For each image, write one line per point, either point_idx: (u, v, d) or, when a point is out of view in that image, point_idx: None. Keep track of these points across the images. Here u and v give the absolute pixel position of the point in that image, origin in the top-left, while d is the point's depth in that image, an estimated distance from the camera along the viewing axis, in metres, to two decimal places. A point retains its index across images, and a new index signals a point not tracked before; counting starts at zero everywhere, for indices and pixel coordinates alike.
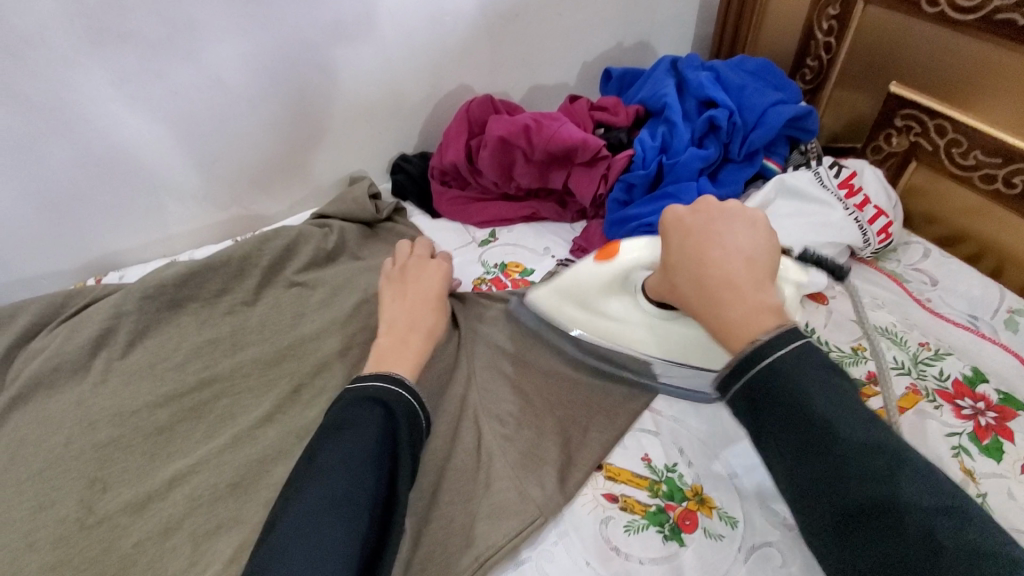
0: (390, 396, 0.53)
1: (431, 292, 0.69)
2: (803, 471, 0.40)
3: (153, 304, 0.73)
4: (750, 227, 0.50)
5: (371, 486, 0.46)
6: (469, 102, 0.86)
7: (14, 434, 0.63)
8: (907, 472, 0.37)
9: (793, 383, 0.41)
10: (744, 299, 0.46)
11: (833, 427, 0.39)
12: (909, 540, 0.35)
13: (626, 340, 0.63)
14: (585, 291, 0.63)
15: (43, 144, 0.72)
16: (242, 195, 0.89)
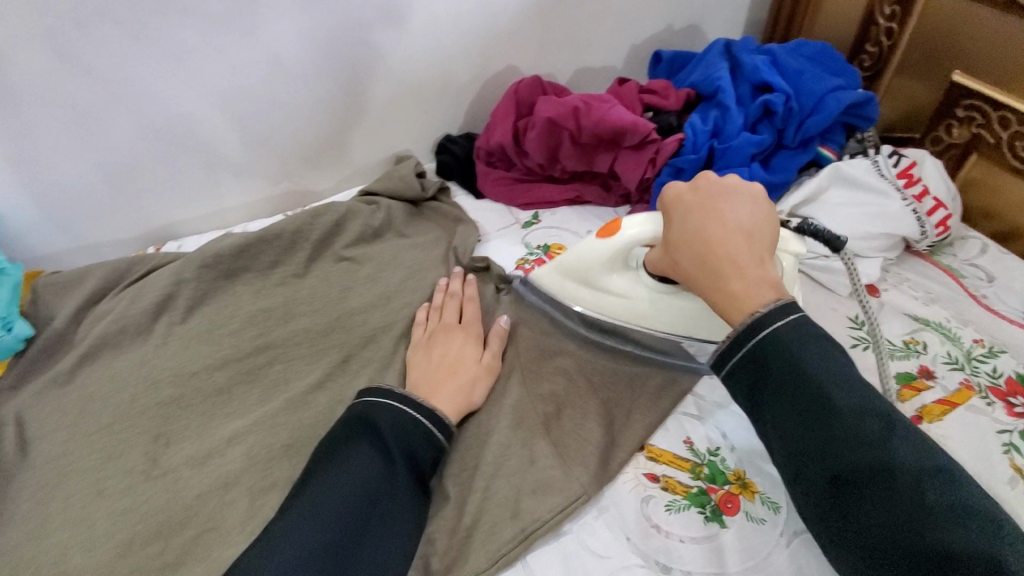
0: (383, 408, 0.55)
1: (463, 357, 0.64)
2: (803, 434, 0.45)
3: (211, 272, 0.76)
4: (748, 205, 0.54)
5: (357, 499, 0.48)
6: (518, 83, 0.87)
7: (84, 389, 0.67)
8: (895, 435, 0.43)
9: (797, 357, 0.46)
10: (743, 274, 0.50)
11: (832, 395, 0.45)
12: (896, 496, 0.41)
13: (632, 317, 0.65)
14: (585, 272, 0.65)
15: (107, 119, 0.75)
16: (293, 171, 0.92)
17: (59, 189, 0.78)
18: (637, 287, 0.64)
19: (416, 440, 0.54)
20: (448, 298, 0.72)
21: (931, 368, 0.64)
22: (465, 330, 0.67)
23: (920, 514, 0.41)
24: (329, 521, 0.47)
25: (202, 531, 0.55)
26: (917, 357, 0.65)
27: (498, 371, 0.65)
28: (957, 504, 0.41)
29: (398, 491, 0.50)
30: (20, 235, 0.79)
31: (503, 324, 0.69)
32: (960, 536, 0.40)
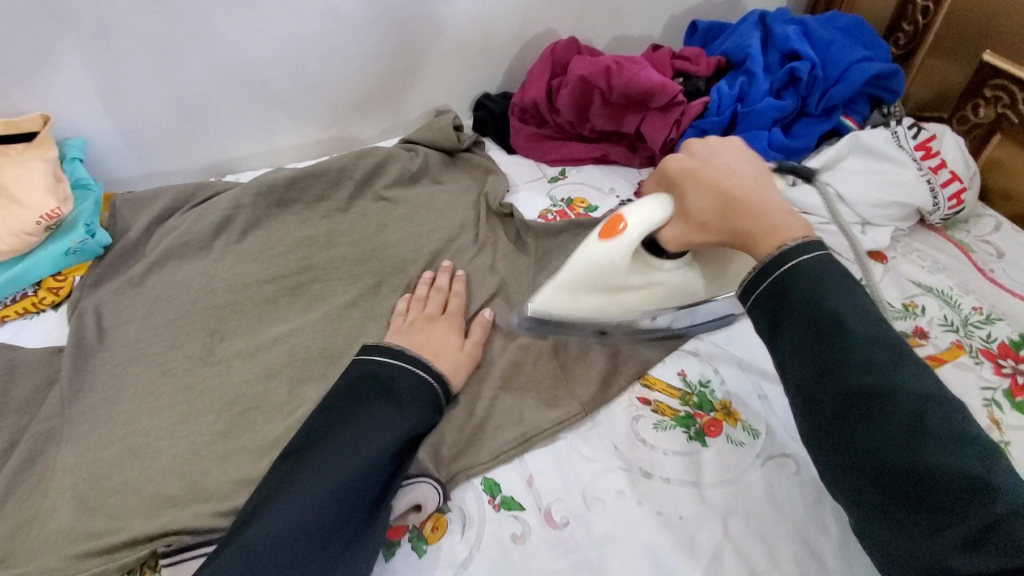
0: (389, 370, 0.57)
1: (446, 343, 0.64)
2: (813, 359, 0.46)
3: (265, 200, 0.85)
4: (736, 154, 0.58)
5: (366, 457, 0.49)
6: (555, 44, 0.91)
7: (153, 290, 0.77)
8: (905, 365, 0.44)
9: (817, 286, 0.47)
10: (769, 215, 0.53)
11: (848, 325, 0.46)
12: (899, 421, 0.42)
13: (653, 304, 0.63)
14: (600, 276, 0.60)
15: (184, 57, 0.84)
16: (341, 118, 0.99)
17: (138, 118, 0.87)
18: (650, 277, 0.61)
19: (420, 401, 0.56)
20: (432, 292, 0.72)
21: (926, 329, 0.67)
22: (447, 320, 0.67)
23: (917, 437, 0.42)
24: (336, 471, 0.48)
25: (247, 410, 0.64)
26: (913, 319, 0.68)
27: (479, 358, 0.65)
28: (960, 432, 0.41)
29: (402, 445, 0.52)
30: (101, 158, 0.89)
31: (486, 315, 0.68)
32: (957, 461, 0.40)
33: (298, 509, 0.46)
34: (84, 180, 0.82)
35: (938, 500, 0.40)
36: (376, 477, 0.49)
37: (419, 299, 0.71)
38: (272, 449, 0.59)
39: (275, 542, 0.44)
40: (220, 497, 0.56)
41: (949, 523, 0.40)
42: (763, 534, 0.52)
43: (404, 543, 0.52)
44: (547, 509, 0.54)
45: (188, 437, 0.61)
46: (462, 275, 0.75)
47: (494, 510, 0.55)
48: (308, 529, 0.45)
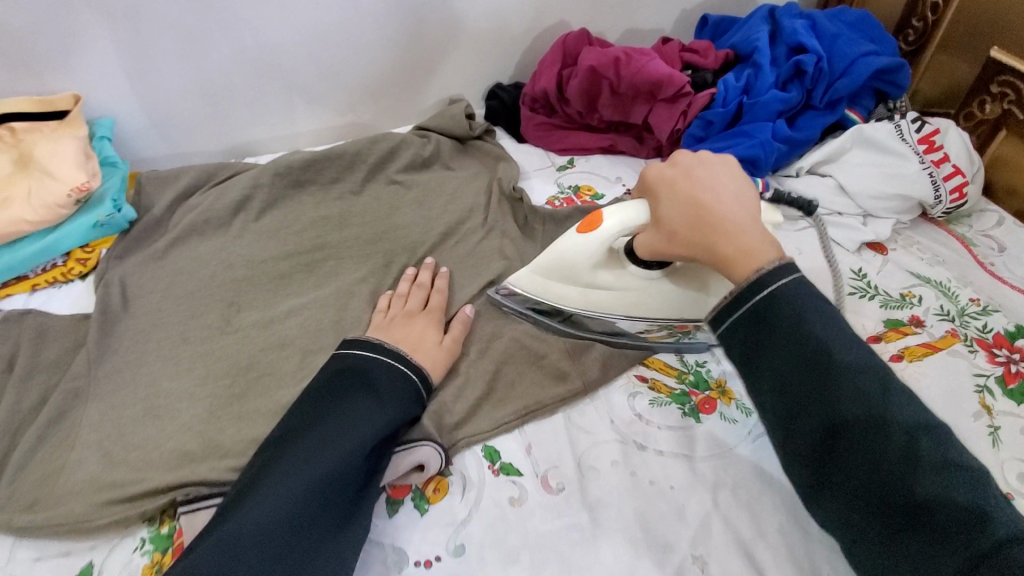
0: (370, 364, 0.58)
1: (425, 338, 0.65)
2: (798, 391, 0.46)
3: (282, 181, 0.88)
4: (724, 167, 0.55)
5: (352, 445, 0.51)
6: (566, 35, 0.93)
7: (174, 263, 0.80)
8: (894, 394, 0.43)
9: (797, 315, 0.46)
10: (741, 235, 0.51)
11: (833, 353, 0.45)
12: (889, 450, 0.42)
13: (622, 309, 0.65)
14: (571, 265, 0.64)
15: (208, 42, 0.87)
16: (357, 104, 1.02)
17: (164, 100, 0.91)
18: (620, 279, 0.63)
19: (399, 394, 0.57)
20: (414, 288, 0.73)
21: (921, 318, 0.68)
22: (427, 315, 0.68)
23: (910, 469, 0.42)
24: (317, 460, 0.49)
25: (262, 376, 0.67)
26: (910, 308, 0.69)
27: (458, 353, 0.66)
28: (951, 460, 0.41)
29: (383, 436, 0.53)
30: (128, 138, 0.93)
31: (466, 311, 0.69)
32: (947, 490, 0.40)
33: (279, 499, 0.47)
34: (112, 158, 0.86)
35: (934, 532, 0.40)
36: (356, 465, 0.50)
37: (401, 295, 0.72)
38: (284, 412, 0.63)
39: (255, 532, 0.45)
40: (235, 454, 0.59)
41: (940, 554, 0.40)
42: (751, 505, 0.54)
43: (407, 502, 0.55)
44: (544, 475, 0.57)
45: (205, 399, 0.64)
46: (447, 272, 0.76)
47: (494, 475, 0.57)
48: (289, 518, 0.46)
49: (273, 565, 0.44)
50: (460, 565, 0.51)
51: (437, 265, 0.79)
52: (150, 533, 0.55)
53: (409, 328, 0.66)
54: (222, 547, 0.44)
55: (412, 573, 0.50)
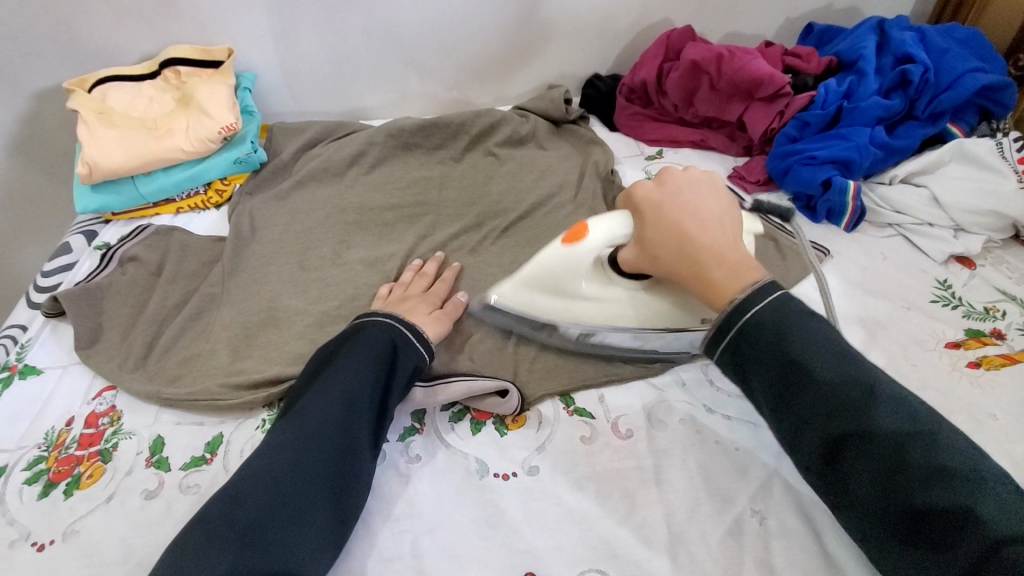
0: (362, 323, 0.60)
1: (415, 309, 0.68)
2: (787, 408, 0.49)
3: (394, 142, 0.97)
4: (712, 190, 0.57)
5: (340, 399, 0.53)
6: (671, 31, 0.97)
7: (295, 202, 0.90)
8: (880, 404, 0.45)
9: (778, 331, 0.49)
10: (721, 265, 0.53)
11: (814, 370, 0.48)
12: (876, 462, 0.45)
13: (610, 320, 0.63)
14: (557, 278, 0.62)
15: (344, 12, 0.97)
16: (463, 83, 1.11)
17: (299, 61, 1.02)
18: (608, 288, 0.63)
19: (409, 359, 0.59)
20: (418, 276, 0.75)
21: (1003, 331, 0.69)
22: (422, 296, 0.71)
23: (901, 477, 0.43)
24: (309, 419, 0.51)
25: (365, 304, 0.75)
26: (993, 321, 0.70)
27: (449, 325, 0.68)
28: (942, 465, 0.42)
29: (375, 383, 0.55)
30: (264, 92, 1.05)
31: (461, 297, 0.71)
32: (936, 500, 0.42)
33: (275, 456, 0.49)
34: (250, 107, 0.96)
35: (932, 533, 0.42)
36: (355, 417, 0.52)
37: (403, 283, 0.74)
38: None
39: (255, 483, 0.47)
40: None
41: (943, 558, 0.41)
42: None
43: (488, 425, 0.61)
44: (614, 420, 0.61)
45: (315, 317, 0.73)
46: (456, 266, 0.77)
47: (568, 415, 0.62)
48: (282, 471, 0.48)
49: (271, 510, 0.46)
50: (534, 483, 0.56)
51: (444, 266, 0.80)
52: (271, 416, 0.64)
53: (410, 305, 0.69)
54: (229, 494, 0.47)
55: (492, 482, 0.56)
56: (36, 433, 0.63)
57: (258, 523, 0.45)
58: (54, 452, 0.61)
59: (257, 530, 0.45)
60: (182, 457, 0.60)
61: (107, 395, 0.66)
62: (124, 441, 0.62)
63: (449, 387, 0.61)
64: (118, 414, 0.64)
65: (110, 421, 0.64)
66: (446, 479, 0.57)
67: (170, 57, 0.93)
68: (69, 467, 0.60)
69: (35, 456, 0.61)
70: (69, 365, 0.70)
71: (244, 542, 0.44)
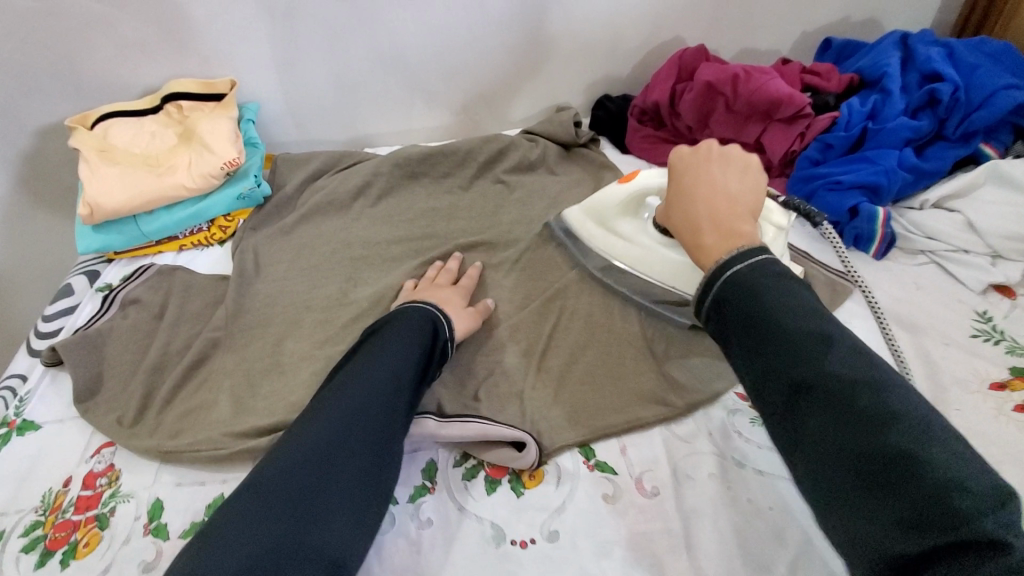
0: (401, 310, 0.63)
1: (453, 301, 0.71)
2: (753, 357, 0.47)
3: (400, 171, 0.94)
4: (738, 171, 0.61)
5: (384, 380, 0.54)
6: (683, 51, 0.94)
7: (300, 237, 0.88)
8: (840, 353, 0.44)
9: (750, 283, 0.49)
10: (715, 226, 0.56)
11: (782, 320, 0.46)
12: (833, 408, 0.42)
13: (634, 263, 0.72)
14: (605, 210, 0.75)
15: (348, 41, 0.96)
16: (470, 107, 1.08)
17: (303, 90, 1.00)
18: (641, 233, 0.71)
19: (440, 346, 0.62)
20: (442, 272, 0.78)
21: None
22: (455, 288, 0.74)
23: (850, 422, 0.41)
24: (354, 396, 0.52)
25: None
26: None
27: (479, 324, 0.70)
28: (894, 413, 0.40)
29: (414, 370, 0.57)
30: (268, 122, 1.03)
31: (488, 302, 0.73)
32: (889, 441, 0.39)
33: (319, 430, 0.49)
34: (254, 139, 0.94)
35: (877, 482, 0.39)
36: (394, 398, 0.53)
37: (429, 276, 0.78)
38: None
39: (303, 459, 0.47)
40: None
41: (894, 507, 0.38)
42: None
43: (504, 483, 0.58)
44: (638, 477, 0.58)
45: (320, 362, 0.70)
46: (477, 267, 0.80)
47: (589, 470, 0.58)
48: (329, 445, 0.48)
49: (316, 476, 0.46)
50: (555, 550, 0.53)
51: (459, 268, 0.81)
52: None
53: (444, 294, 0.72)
54: (274, 467, 0.46)
55: (509, 550, 0.53)
56: (34, 494, 0.61)
57: (303, 495, 0.45)
58: (52, 516, 0.59)
59: (308, 495, 0.45)
60: (182, 522, 0.58)
61: (107, 453, 0.64)
62: (122, 503, 0.60)
63: (467, 425, 0.59)
64: (116, 473, 0.62)
65: (108, 482, 0.62)
66: (461, 548, 0.53)
67: (173, 91, 0.91)
68: (66, 533, 0.58)
69: (32, 520, 0.59)
70: (68, 420, 0.68)
71: (295, 508, 0.44)
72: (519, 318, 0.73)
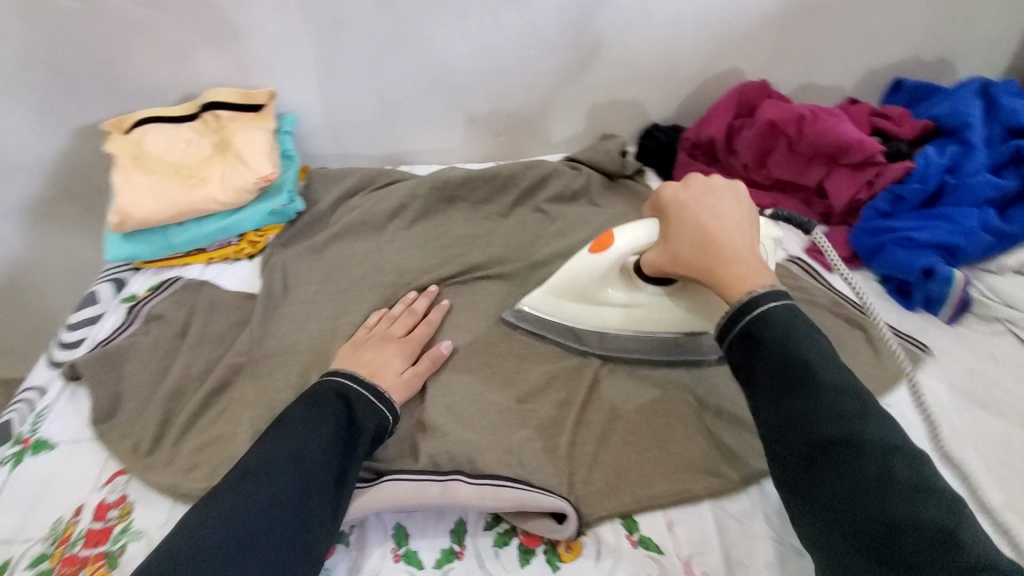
0: (323, 380, 0.60)
1: (387, 366, 0.65)
2: (781, 406, 0.48)
3: (438, 194, 0.91)
4: (733, 199, 0.59)
5: (294, 463, 0.51)
6: (744, 85, 0.90)
7: (331, 258, 0.85)
8: (873, 415, 0.46)
9: (784, 334, 0.50)
10: (740, 260, 0.55)
11: (816, 373, 0.48)
12: (864, 471, 0.44)
13: (632, 323, 0.67)
14: (584, 286, 0.67)
15: (395, 57, 0.93)
16: (513, 128, 1.04)
17: (344, 103, 0.97)
18: (634, 295, 0.66)
19: (369, 416, 0.59)
20: (405, 312, 0.74)
21: None
22: (401, 342, 0.68)
23: (884, 489, 0.43)
24: (261, 483, 0.49)
25: None
26: None
27: (417, 388, 0.65)
28: (923, 485, 0.43)
29: (331, 446, 0.53)
30: (304, 134, 1.01)
31: (441, 349, 0.69)
32: (916, 514, 0.42)
33: (224, 520, 0.46)
34: (290, 152, 0.91)
35: (904, 553, 0.41)
36: (308, 482, 0.50)
37: (390, 316, 0.73)
38: (419, 428, 0.63)
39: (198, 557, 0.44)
40: (371, 458, 0.60)
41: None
42: None
43: (539, 554, 0.54)
44: (686, 559, 0.53)
45: None
46: (442, 303, 0.76)
47: (632, 546, 0.54)
48: (238, 527, 0.46)
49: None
50: None
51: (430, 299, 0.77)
52: None
53: (382, 355, 0.66)
54: (170, 559, 0.44)
55: None
56: (43, 522, 0.59)
57: None
58: (60, 548, 0.56)
59: None
60: None
61: (120, 482, 0.61)
62: (133, 541, 0.56)
63: (501, 492, 0.54)
64: (129, 506, 0.59)
65: (120, 515, 0.58)
66: None
67: (210, 101, 0.89)
68: (73, 570, 0.54)
69: (39, 552, 0.56)
70: (83, 441, 0.65)
71: None
72: (556, 364, 0.68)
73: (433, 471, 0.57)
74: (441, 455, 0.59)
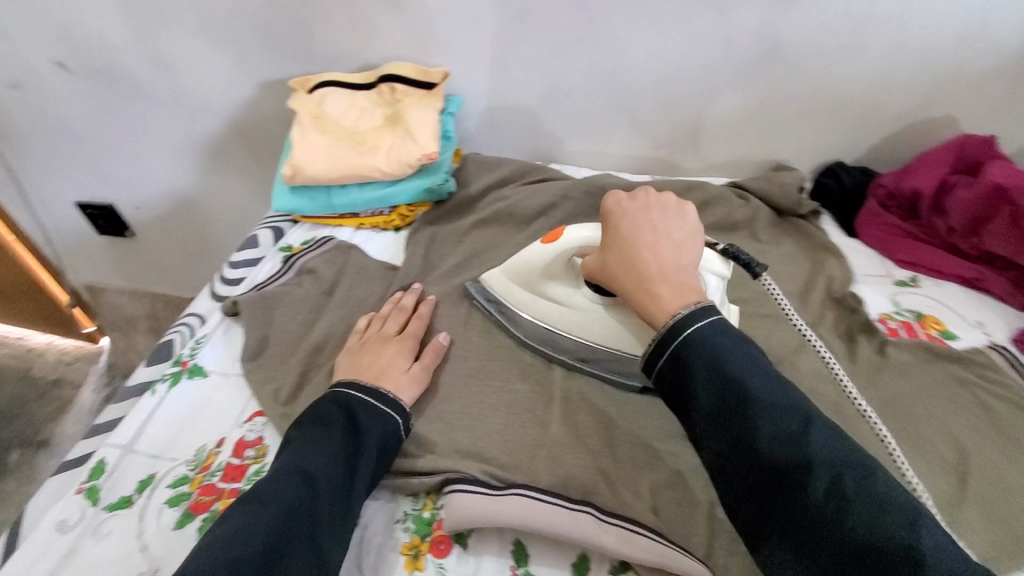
0: (326, 394, 0.59)
1: (390, 367, 0.63)
2: (721, 433, 0.45)
3: (590, 200, 0.87)
4: (675, 217, 0.58)
5: (304, 482, 0.50)
6: (968, 138, 0.80)
7: (475, 244, 0.84)
8: (813, 428, 0.43)
9: (714, 355, 0.47)
10: (666, 279, 0.52)
11: (750, 391, 0.45)
12: (814, 493, 0.41)
13: (566, 324, 0.67)
14: (529, 275, 0.68)
15: (572, 54, 0.90)
16: (675, 144, 0.98)
17: (509, 93, 0.96)
18: (573, 295, 0.66)
19: (374, 424, 0.57)
20: (395, 310, 0.71)
21: None
22: (399, 341, 0.66)
23: (837, 509, 0.40)
24: (273, 501, 0.48)
25: (530, 393, 0.65)
26: None
27: (426, 382, 0.64)
28: (878, 495, 0.40)
29: (337, 462, 0.52)
30: (465, 118, 1.01)
31: (442, 341, 0.68)
32: (881, 527, 0.39)
33: (235, 539, 0.45)
34: (449, 133, 0.91)
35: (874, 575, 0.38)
36: (318, 500, 0.49)
37: (381, 316, 0.70)
38: (548, 442, 0.60)
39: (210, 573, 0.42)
40: (496, 463, 0.58)
41: None
42: None
43: None
44: None
45: (474, 392, 0.65)
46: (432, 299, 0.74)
47: None
48: (252, 542, 0.45)
49: None
50: None
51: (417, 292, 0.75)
52: (413, 512, 0.56)
53: (378, 361, 0.63)
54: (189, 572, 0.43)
55: None
56: (189, 445, 0.62)
57: None
58: (199, 475, 0.59)
59: None
60: None
61: (258, 423, 0.64)
62: None
63: (638, 541, 0.51)
64: (264, 449, 0.61)
65: (255, 456, 0.61)
66: None
67: (390, 73, 0.91)
68: (210, 499, 0.57)
69: (181, 473, 0.60)
70: (231, 375, 0.69)
71: None
72: None
73: (564, 496, 0.54)
74: (571, 479, 0.56)
